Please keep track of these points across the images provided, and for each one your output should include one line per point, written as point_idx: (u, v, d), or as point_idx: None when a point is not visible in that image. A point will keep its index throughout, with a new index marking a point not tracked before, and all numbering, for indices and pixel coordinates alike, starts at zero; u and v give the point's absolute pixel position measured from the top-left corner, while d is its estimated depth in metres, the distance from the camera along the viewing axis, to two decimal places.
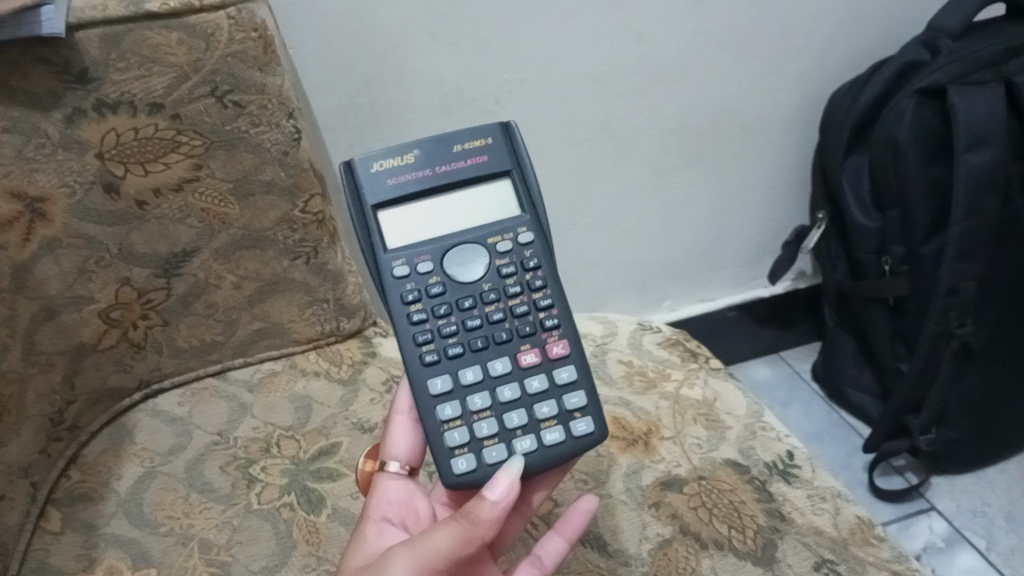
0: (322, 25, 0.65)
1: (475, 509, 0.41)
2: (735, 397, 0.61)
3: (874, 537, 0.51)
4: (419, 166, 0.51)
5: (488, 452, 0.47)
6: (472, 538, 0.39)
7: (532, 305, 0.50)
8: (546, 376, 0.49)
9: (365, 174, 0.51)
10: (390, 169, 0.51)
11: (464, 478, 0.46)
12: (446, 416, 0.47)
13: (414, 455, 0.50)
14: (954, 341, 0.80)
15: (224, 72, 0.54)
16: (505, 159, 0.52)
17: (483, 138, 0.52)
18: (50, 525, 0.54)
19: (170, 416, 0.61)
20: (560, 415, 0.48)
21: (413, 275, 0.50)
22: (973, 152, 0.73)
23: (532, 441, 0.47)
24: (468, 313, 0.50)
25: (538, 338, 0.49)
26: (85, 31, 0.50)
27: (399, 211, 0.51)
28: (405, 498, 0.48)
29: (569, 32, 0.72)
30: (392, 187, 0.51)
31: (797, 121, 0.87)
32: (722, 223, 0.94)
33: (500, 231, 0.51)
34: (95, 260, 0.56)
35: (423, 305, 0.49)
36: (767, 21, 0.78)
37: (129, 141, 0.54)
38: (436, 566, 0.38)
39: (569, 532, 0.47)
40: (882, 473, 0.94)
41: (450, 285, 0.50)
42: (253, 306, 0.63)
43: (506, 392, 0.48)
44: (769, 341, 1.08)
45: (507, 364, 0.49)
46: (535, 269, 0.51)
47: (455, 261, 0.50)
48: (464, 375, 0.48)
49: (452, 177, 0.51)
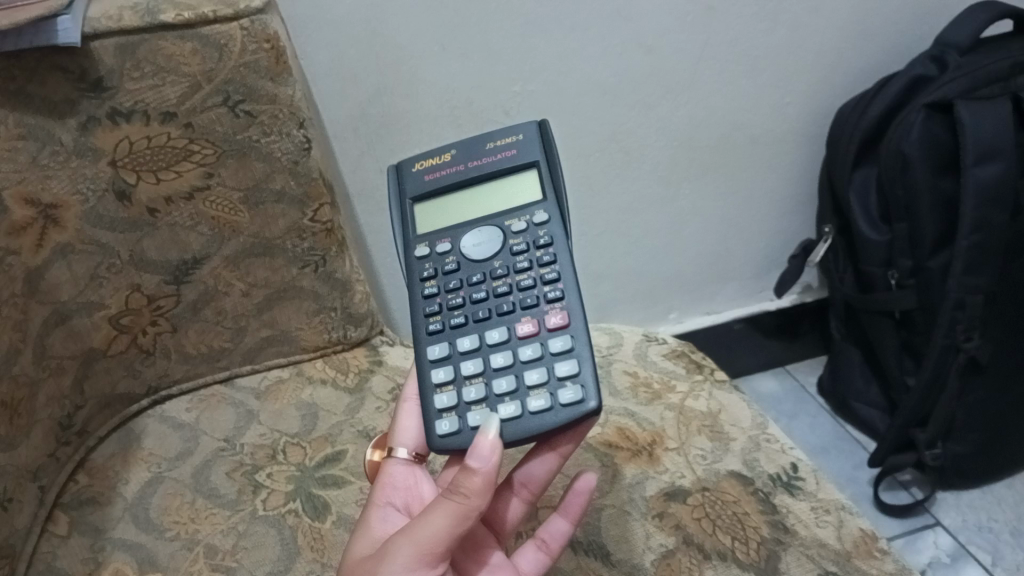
0: (332, 36, 0.66)
1: (463, 480, 0.39)
2: (740, 409, 0.62)
3: (878, 550, 0.51)
4: (455, 162, 0.53)
5: (471, 414, 0.45)
6: (467, 513, 0.39)
7: (539, 279, 0.48)
8: (540, 345, 0.46)
9: (408, 171, 0.54)
10: (428, 166, 0.53)
11: (445, 438, 0.45)
12: (439, 379, 0.47)
13: (421, 441, 0.51)
14: (961, 355, 0.80)
15: (237, 82, 0.54)
16: (534, 150, 0.51)
17: (515, 134, 0.52)
18: (58, 528, 0.54)
19: (177, 422, 0.61)
20: (550, 382, 0.45)
21: (433, 255, 0.51)
22: (981, 167, 0.73)
23: (515, 407, 0.45)
24: (476, 287, 0.49)
25: (539, 309, 0.48)
26: (100, 40, 0.51)
27: (434, 205, 0.53)
28: (410, 483, 0.49)
29: (578, 44, 0.73)
30: (428, 182, 0.53)
31: (805, 135, 0.88)
32: (729, 235, 0.94)
33: (518, 213, 0.51)
34: (106, 267, 0.57)
35: (437, 282, 0.50)
36: (776, 34, 0.78)
37: (143, 149, 0.54)
38: (435, 550, 0.39)
39: (572, 514, 0.48)
40: (887, 488, 0.93)
41: (463, 263, 0.50)
42: (261, 314, 0.64)
43: (498, 359, 0.47)
44: (776, 354, 1.08)
45: (504, 333, 0.47)
46: (546, 247, 0.49)
47: (471, 240, 0.51)
48: (461, 343, 0.48)
49: (481, 171, 0.52)
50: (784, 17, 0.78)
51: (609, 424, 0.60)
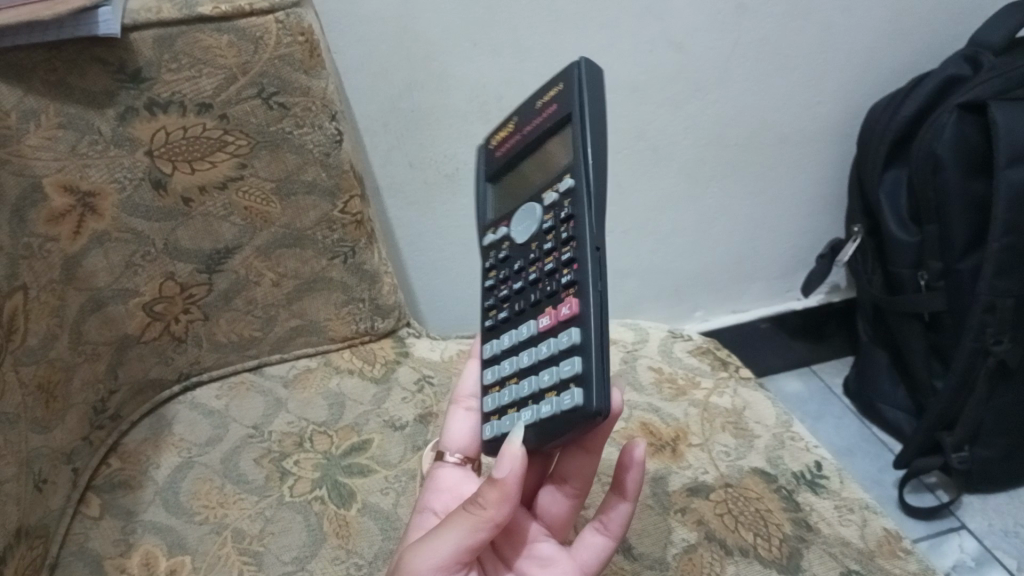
0: (365, 31, 0.67)
1: (482, 491, 0.39)
2: (765, 407, 0.62)
3: (902, 550, 0.51)
4: (518, 129, 0.51)
5: (502, 421, 0.44)
6: (481, 525, 0.39)
7: (559, 263, 0.44)
8: (554, 339, 0.42)
9: (485, 146, 0.54)
10: (499, 140, 0.53)
11: (488, 443, 0.45)
12: (489, 381, 0.47)
13: (473, 443, 0.50)
14: (990, 359, 0.79)
15: (272, 74, 0.55)
16: (568, 102, 0.46)
17: (558, 86, 0.48)
18: (90, 509, 0.55)
19: (207, 408, 0.62)
20: (559, 384, 0.41)
21: (496, 242, 0.51)
22: (1014, 169, 0.72)
23: (531, 412, 0.42)
24: (518, 276, 0.48)
25: (559, 297, 0.43)
26: (138, 32, 0.51)
27: (502, 180, 0.53)
28: (455, 485, 0.48)
29: (608, 42, 0.73)
30: (498, 158, 0.52)
31: (835, 135, 0.87)
32: (757, 234, 0.94)
33: (553, 183, 0.47)
34: (142, 255, 0.58)
35: (496, 271, 0.50)
36: (808, 32, 0.78)
37: (179, 139, 0.55)
38: (447, 564, 0.39)
39: (630, 493, 0.45)
40: (913, 490, 0.92)
41: (512, 250, 0.49)
42: (290, 304, 0.65)
43: (525, 358, 0.44)
44: (803, 354, 1.08)
45: (532, 327, 0.45)
46: (567, 222, 0.44)
47: (520, 221, 0.49)
48: (504, 341, 0.47)
49: (528, 136, 0.49)
50: (817, 16, 0.77)
51: (634, 419, 0.60)
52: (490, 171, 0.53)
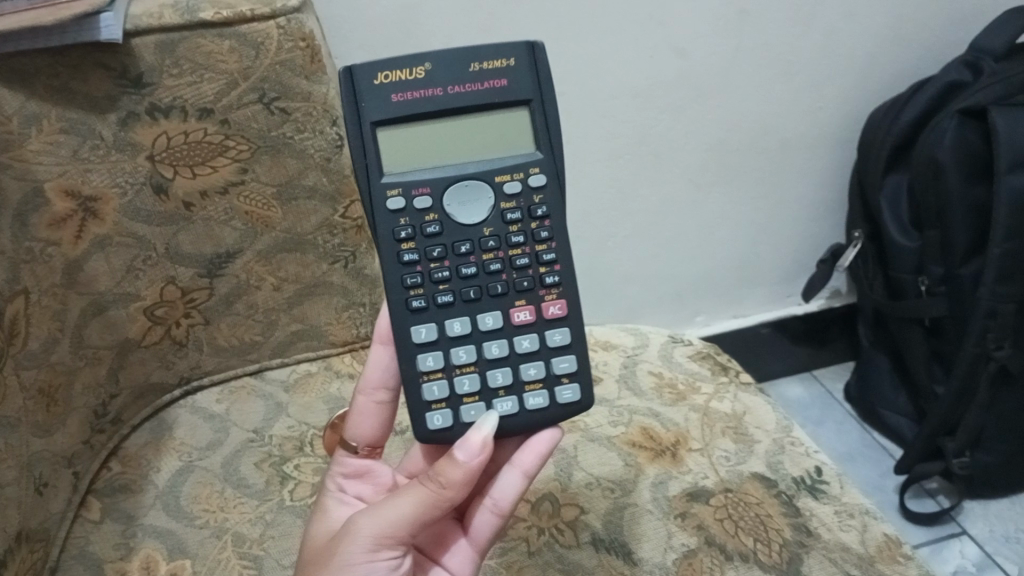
0: (367, 37, 0.67)
1: (443, 469, 0.41)
2: (765, 412, 0.62)
3: (902, 556, 0.51)
4: (431, 83, 0.47)
5: (466, 409, 0.46)
6: (440, 503, 0.41)
7: (535, 259, 0.47)
8: (537, 336, 0.47)
9: (366, 85, 0.46)
10: (395, 81, 0.47)
11: (432, 433, 0.46)
12: (428, 367, 0.46)
13: (376, 434, 0.50)
14: (992, 364, 0.79)
15: (272, 80, 0.55)
16: (529, 87, 0.48)
17: (504, 59, 0.47)
18: (91, 513, 0.55)
19: (208, 413, 0.63)
20: (547, 378, 0.47)
21: (409, 209, 0.47)
22: (1014, 174, 0.72)
23: (513, 404, 0.46)
24: (463, 259, 0.47)
25: (535, 294, 0.47)
26: (140, 38, 0.51)
27: (398, 134, 0.47)
28: (364, 471, 0.50)
29: (609, 47, 0.73)
30: (396, 105, 0.47)
31: (834, 141, 0.87)
32: (758, 240, 0.94)
33: (508, 170, 0.48)
34: (143, 259, 0.58)
35: (417, 245, 0.47)
36: (808, 38, 0.78)
37: (180, 144, 0.55)
38: (398, 534, 0.41)
39: (523, 466, 0.46)
40: (914, 495, 0.92)
41: (447, 227, 0.47)
42: (291, 308, 0.65)
43: (494, 349, 0.47)
44: (804, 359, 1.08)
45: (498, 319, 0.47)
46: (542, 219, 0.47)
47: (456, 197, 0.47)
48: (452, 327, 0.46)
49: (462, 101, 0.47)
50: (816, 22, 0.77)
51: (634, 424, 0.60)
52: (383, 119, 0.47)
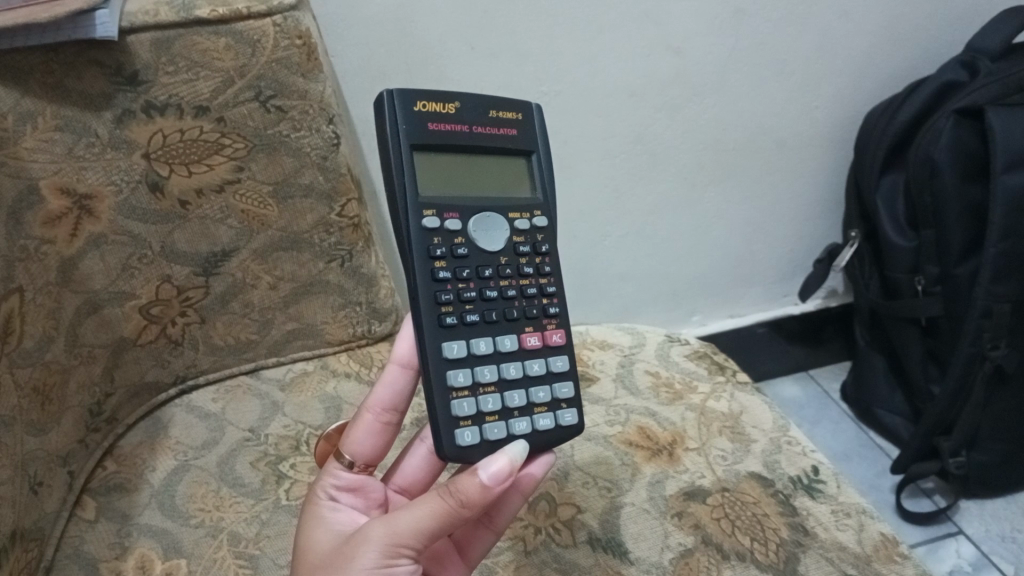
0: (364, 38, 0.67)
1: (463, 485, 0.40)
2: (762, 411, 0.62)
3: (898, 555, 0.51)
4: (460, 120, 0.49)
5: (489, 427, 0.45)
6: (455, 516, 0.40)
7: (540, 290, 0.49)
8: (544, 361, 0.48)
9: (405, 109, 0.47)
10: (429, 111, 0.48)
11: (458, 451, 0.44)
12: (458, 383, 0.45)
13: (373, 454, 0.50)
14: (987, 363, 0.79)
15: (269, 77, 0.55)
16: (532, 139, 0.51)
17: (515, 112, 0.51)
18: (85, 512, 0.55)
19: (203, 411, 0.62)
20: (551, 402, 0.47)
21: (442, 230, 0.47)
22: (1009, 174, 0.72)
23: (526, 424, 0.46)
24: (485, 283, 0.48)
25: (540, 322, 0.49)
26: (136, 35, 0.51)
27: (429, 160, 0.48)
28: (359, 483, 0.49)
29: (608, 45, 0.73)
30: (431, 132, 0.47)
31: (831, 140, 0.87)
32: (755, 239, 0.94)
33: (516, 207, 0.50)
34: (138, 257, 0.58)
35: (448, 264, 0.47)
36: (805, 38, 0.78)
37: (176, 142, 0.55)
38: (412, 544, 0.41)
39: (524, 490, 0.47)
40: (910, 495, 0.93)
41: (472, 252, 0.48)
42: (288, 307, 0.65)
43: (511, 370, 0.47)
44: (800, 359, 1.08)
45: (514, 342, 0.47)
46: (545, 256, 0.50)
47: (480, 225, 0.48)
48: (478, 345, 0.46)
49: (483, 142, 0.49)
50: (815, 22, 0.77)
51: (631, 423, 0.60)
52: (421, 143, 0.47)
